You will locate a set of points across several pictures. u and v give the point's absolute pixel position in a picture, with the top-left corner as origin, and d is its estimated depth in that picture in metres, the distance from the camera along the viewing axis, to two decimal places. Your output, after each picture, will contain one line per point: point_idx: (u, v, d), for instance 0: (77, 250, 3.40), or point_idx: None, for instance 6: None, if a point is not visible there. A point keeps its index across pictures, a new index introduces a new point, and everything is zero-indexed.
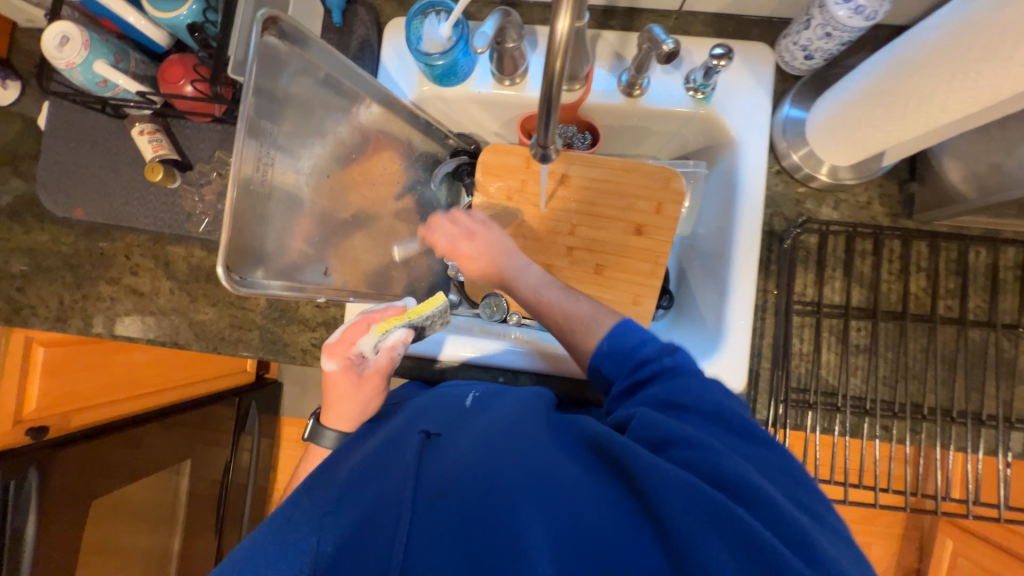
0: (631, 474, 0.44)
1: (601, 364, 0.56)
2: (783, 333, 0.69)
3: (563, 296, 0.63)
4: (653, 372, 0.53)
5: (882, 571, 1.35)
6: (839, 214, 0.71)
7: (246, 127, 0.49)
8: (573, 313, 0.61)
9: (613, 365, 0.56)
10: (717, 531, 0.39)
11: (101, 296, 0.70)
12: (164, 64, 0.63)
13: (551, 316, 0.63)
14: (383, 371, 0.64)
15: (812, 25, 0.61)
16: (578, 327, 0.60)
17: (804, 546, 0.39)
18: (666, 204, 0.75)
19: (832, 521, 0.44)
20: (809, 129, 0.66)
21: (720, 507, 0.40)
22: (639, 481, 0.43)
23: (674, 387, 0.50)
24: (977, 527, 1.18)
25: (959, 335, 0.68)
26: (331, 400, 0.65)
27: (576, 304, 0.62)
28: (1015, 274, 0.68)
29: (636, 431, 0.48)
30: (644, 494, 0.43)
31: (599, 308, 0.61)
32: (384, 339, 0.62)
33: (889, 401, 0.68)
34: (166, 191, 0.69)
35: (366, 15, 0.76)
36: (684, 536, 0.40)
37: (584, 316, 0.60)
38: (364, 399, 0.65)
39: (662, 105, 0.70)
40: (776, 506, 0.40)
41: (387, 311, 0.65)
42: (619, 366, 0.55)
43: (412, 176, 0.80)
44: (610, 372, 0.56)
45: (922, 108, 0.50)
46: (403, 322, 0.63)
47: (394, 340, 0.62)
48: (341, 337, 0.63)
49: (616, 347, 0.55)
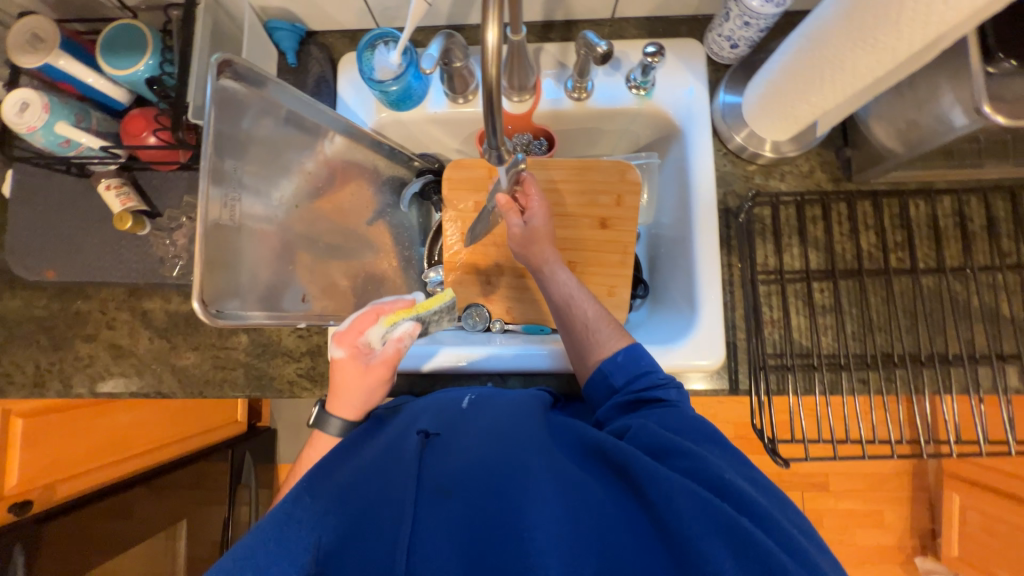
0: (634, 482, 0.47)
1: (607, 371, 0.59)
2: (752, 302, 0.69)
3: (587, 300, 0.65)
4: (655, 390, 0.56)
5: (897, 534, 1.45)
6: (786, 184, 0.73)
7: (208, 173, 0.51)
8: (580, 314, 0.64)
9: (620, 377, 0.58)
10: (722, 538, 0.41)
11: (79, 355, 0.75)
12: (126, 119, 0.67)
13: (575, 316, 0.64)
14: (390, 363, 0.62)
15: (731, 17, 0.66)
16: (596, 332, 0.62)
17: (795, 549, 0.41)
18: (626, 196, 0.76)
19: (807, 529, 0.47)
20: (746, 109, 0.69)
21: (726, 516, 0.42)
22: (644, 488, 0.45)
23: (674, 410, 0.54)
24: (980, 479, 1.28)
25: (914, 283, 0.69)
26: (335, 388, 0.62)
27: (585, 304, 0.65)
28: (955, 221, 0.69)
29: (636, 441, 0.51)
30: (649, 500, 0.45)
31: (603, 313, 0.64)
32: (391, 330, 0.62)
33: (861, 354, 0.68)
34: (138, 243, 0.72)
35: (319, 53, 0.77)
36: (686, 538, 0.42)
37: (601, 322, 0.63)
38: (369, 390, 0.62)
39: (608, 104, 0.75)
40: (771, 515, 0.43)
41: (397, 305, 0.65)
42: (623, 380, 0.58)
43: (383, 201, 0.83)
44: (615, 381, 0.58)
45: (836, 76, 0.53)
46: (411, 316, 0.65)
47: (401, 332, 0.62)
48: (350, 325, 0.61)
49: (629, 361, 0.58)
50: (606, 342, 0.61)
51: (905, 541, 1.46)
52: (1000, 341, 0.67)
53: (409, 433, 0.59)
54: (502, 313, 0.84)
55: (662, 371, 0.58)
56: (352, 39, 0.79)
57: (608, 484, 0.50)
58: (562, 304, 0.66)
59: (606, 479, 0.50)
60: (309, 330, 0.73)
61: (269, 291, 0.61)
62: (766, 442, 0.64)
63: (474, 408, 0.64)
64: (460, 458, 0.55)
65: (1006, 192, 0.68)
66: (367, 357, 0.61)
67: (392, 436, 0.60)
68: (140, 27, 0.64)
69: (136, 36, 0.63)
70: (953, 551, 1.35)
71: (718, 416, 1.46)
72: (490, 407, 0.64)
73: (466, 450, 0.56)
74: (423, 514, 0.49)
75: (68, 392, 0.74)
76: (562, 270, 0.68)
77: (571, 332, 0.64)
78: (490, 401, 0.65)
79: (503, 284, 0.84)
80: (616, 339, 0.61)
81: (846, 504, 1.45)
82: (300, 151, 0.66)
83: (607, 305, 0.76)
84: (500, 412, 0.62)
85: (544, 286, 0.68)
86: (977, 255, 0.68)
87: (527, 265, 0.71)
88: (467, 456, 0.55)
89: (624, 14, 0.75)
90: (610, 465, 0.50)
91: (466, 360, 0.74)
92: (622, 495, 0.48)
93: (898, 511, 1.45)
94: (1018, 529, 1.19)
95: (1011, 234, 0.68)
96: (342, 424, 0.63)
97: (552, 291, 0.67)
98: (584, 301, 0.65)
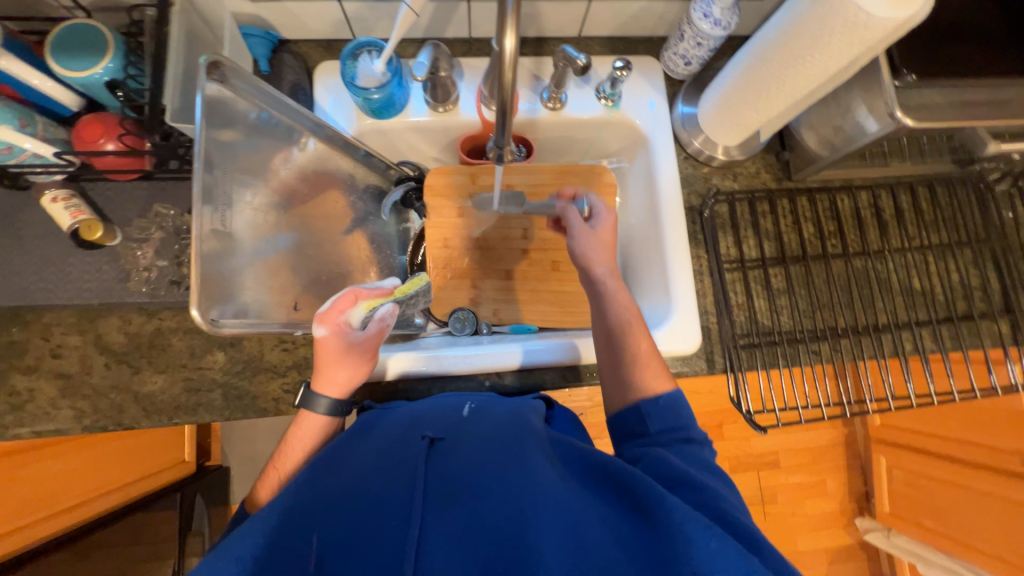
0: (641, 503, 0.47)
1: (643, 410, 0.57)
2: (720, 288, 0.77)
3: (640, 332, 0.63)
4: (692, 445, 0.55)
5: (839, 499, 1.62)
6: (738, 184, 0.83)
7: (200, 192, 0.49)
8: (631, 349, 0.61)
9: (654, 422, 0.56)
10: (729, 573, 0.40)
11: (15, 390, 0.65)
12: (79, 124, 0.61)
13: (625, 345, 0.62)
14: (373, 341, 0.63)
15: (685, 38, 0.74)
16: (642, 369, 0.60)
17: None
18: (602, 197, 0.82)
19: None
20: (702, 119, 0.78)
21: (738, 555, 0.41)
22: (654, 509, 0.45)
23: (701, 458, 0.54)
24: (902, 441, 1.46)
25: (847, 265, 0.80)
26: (320, 365, 0.62)
27: (637, 341, 0.62)
28: (872, 212, 0.82)
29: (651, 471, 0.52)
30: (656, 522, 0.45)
31: (655, 357, 0.62)
32: (373, 313, 0.63)
33: (813, 329, 0.78)
34: (93, 258, 0.66)
35: (293, 62, 0.76)
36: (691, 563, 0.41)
37: (648, 359, 0.61)
38: (353, 365, 0.63)
39: (581, 113, 0.81)
40: (776, 560, 0.43)
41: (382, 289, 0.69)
42: (659, 429, 0.56)
43: (362, 209, 0.82)
44: (651, 426, 0.56)
45: (778, 88, 0.61)
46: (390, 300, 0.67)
47: (383, 314, 0.63)
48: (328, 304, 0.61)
49: (670, 407, 0.57)
50: (649, 382, 0.59)
51: (846, 505, 1.63)
52: (915, 310, 0.79)
53: (410, 439, 0.58)
54: (488, 316, 0.85)
55: (698, 430, 0.57)
56: (327, 48, 0.79)
57: (614, 505, 0.50)
58: (616, 328, 0.63)
59: (611, 501, 0.50)
60: (294, 342, 0.70)
61: (257, 299, 0.58)
62: (744, 412, 0.71)
63: (473, 417, 0.63)
64: (464, 464, 0.54)
65: (907, 188, 0.83)
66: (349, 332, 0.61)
67: (393, 441, 0.59)
68: (98, 27, 0.60)
69: (95, 37, 0.59)
70: (885, 507, 1.53)
71: None
72: (489, 416, 0.63)
73: (470, 456, 0.55)
74: (429, 519, 0.47)
75: (3, 434, 0.65)
76: (623, 291, 0.65)
77: (616, 359, 0.62)
78: (490, 411, 0.65)
79: (488, 287, 0.85)
80: (658, 382, 0.59)
81: (796, 478, 1.59)
82: (278, 159, 0.64)
83: None
84: (500, 419, 0.63)
85: (602, 301, 0.65)
86: (891, 238, 0.82)
87: (578, 265, 0.69)
88: (473, 459, 0.54)
89: (590, 33, 0.83)
90: (617, 486, 0.50)
91: (459, 359, 0.74)
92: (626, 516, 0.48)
93: (838, 478, 1.63)
94: (935, 480, 1.38)
95: (914, 221, 0.82)
96: (331, 402, 0.63)
97: (610, 313, 0.64)
98: (637, 335, 0.62)
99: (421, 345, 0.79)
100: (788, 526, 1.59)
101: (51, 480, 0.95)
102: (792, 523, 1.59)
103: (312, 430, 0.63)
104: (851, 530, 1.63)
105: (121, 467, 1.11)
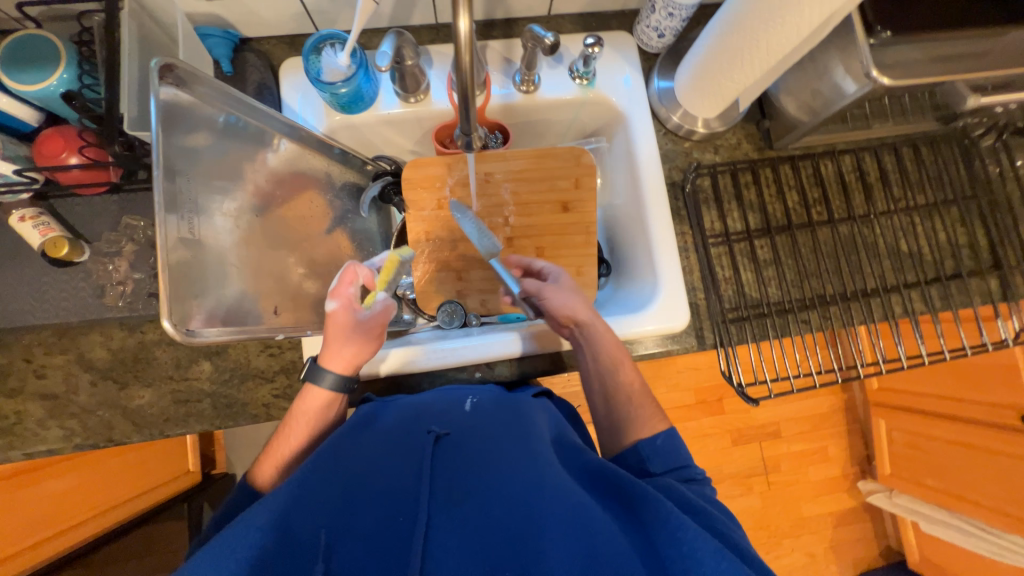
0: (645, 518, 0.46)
1: (646, 453, 0.59)
2: (706, 264, 0.77)
3: (631, 371, 0.66)
4: (694, 483, 0.57)
5: (841, 464, 1.64)
6: (720, 156, 0.82)
7: (163, 201, 0.48)
8: (622, 389, 0.65)
9: (658, 463, 0.58)
10: None
11: (2, 414, 0.65)
12: (39, 140, 0.60)
13: (620, 385, 0.65)
14: (379, 319, 0.63)
15: (657, 10, 0.72)
16: (639, 408, 0.64)
17: None
18: (583, 178, 0.81)
19: None
20: (678, 91, 0.76)
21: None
22: (661, 527, 0.44)
23: (704, 491, 0.56)
24: (900, 403, 1.48)
25: (833, 231, 0.79)
26: (326, 340, 0.61)
27: (626, 381, 0.65)
28: (856, 176, 0.81)
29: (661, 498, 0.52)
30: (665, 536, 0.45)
31: (644, 394, 0.65)
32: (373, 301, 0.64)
33: (802, 298, 0.77)
34: (67, 276, 0.64)
35: (257, 61, 0.74)
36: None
37: (642, 399, 0.65)
38: (361, 342, 0.62)
39: (556, 94, 0.79)
40: None
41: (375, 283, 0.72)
42: (663, 469, 0.57)
43: (341, 207, 0.81)
44: (653, 468, 0.58)
45: (753, 54, 0.60)
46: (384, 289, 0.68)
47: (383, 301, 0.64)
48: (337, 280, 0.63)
49: (667, 447, 0.59)
50: (647, 421, 0.62)
51: (849, 469, 1.65)
52: (903, 273, 0.79)
53: (416, 434, 0.58)
54: (477, 308, 0.84)
55: (697, 467, 0.59)
56: (291, 45, 0.77)
57: (616, 512, 0.49)
58: (610, 368, 0.65)
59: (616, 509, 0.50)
60: (280, 347, 0.70)
61: (238, 305, 0.57)
62: (735, 385, 0.71)
63: (477, 412, 0.63)
64: (470, 462, 0.54)
65: (891, 149, 0.82)
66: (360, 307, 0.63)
67: (397, 438, 0.58)
68: (48, 38, 0.58)
69: (46, 47, 0.57)
70: (886, 469, 1.55)
71: (680, 383, 1.57)
72: (491, 411, 0.63)
73: (475, 454, 0.55)
74: (436, 519, 0.48)
75: None
76: (608, 329, 0.67)
77: (613, 405, 0.64)
78: (493, 405, 0.65)
79: (474, 278, 0.84)
80: (656, 421, 0.62)
81: (797, 446, 1.61)
82: (250, 162, 0.63)
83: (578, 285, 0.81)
84: (505, 415, 0.62)
85: (591, 344, 0.66)
86: (877, 202, 0.81)
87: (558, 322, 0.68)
88: (478, 458, 0.55)
89: (560, 10, 0.81)
90: (621, 496, 0.49)
91: (448, 352, 0.73)
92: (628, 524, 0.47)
93: (839, 443, 1.64)
94: (934, 439, 1.39)
95: (900, 182, 0.81)
96: (336, 376, 0.62)
97: (601, 353, 0.65)
98: (627, 373, 0.65)
99: (411, 340, 0.78)
100: (792, 494, 1.60)
101: (50, 501, 0.94)
102: (796, 491, 1.61)
103: (307, 423, 0.62)
104: (855, 494, 1.65)
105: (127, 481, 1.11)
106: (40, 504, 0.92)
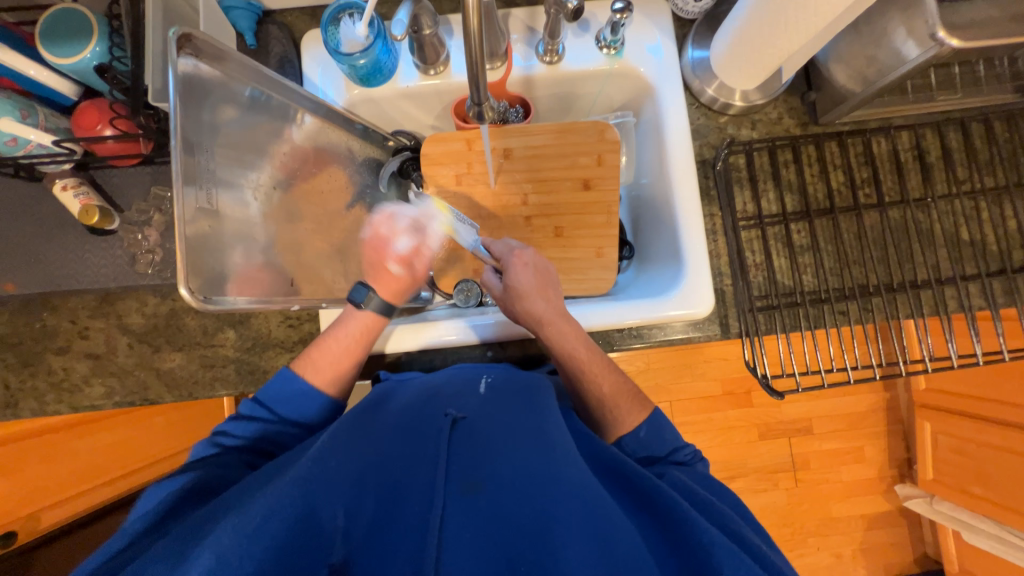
0: (663, 514, 0.47)
1: (629, 446, 0.61)
2: (735, 249, 0.72)
3: (604, 371, 0.64)
4: (684, 464, 0.59)
5: (877, 466, 1.55)
6: (757, 133, 0.76)
7: (182, 174, 0.48)
8: (593, 394, 0.64)
9: (642, 452, 0.60)
10: None
11: (52, 370, 0.70)
12: (77, 112, 0.63)
13: (590, 390, 0.64)
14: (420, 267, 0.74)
15: None
16: (615, 408, 0.63)
17: None
18: (606, 155, 0.77)
19: None
20: (714, 62, 0.70)
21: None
22: (679, 527, 0.46)
23: (707, 478, 0.58)
24: (949, 405, 1.37)
25: (882, 217, 0.73)
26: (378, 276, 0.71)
27: (596, 384, 0.63)
28: (914, 155, 0.74)
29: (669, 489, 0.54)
30: (684, 539, 0.45)
31: (620, 385, 0.64)
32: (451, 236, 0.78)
33: (840, 288, 0.72)
34: (104, 244, 0.68)
35: (279, 33, 0.75)
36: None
37: (618, 397, 0.64)
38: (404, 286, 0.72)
39: (582, 66, 0.76)
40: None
41: (393, 212, 0.77)
42: (662, 450, 0.60)
43: (361, 183, 0.78)
44: (636, 454, 0.61)
45: (799, 17, 0.53)
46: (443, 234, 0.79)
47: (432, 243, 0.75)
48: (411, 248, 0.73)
49: (651, 436, 0.61)
50: (626, 415, 0.62)
51: (885, 472, 1.56)
52: (962, 264, 0.71)
53: (432, 415, 0.56)
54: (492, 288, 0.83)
55: (682, 445, 0.61)
56: (313, 16, 0.77)
57: (632, 510, 0.50)
58: (576, 374, 0.64)
59: (628, 505, 0.50)
60: (299, 318, 0.72)
61: (259, 275, 0.58)
62: (758, 377, 0.66)
63: (494, 395, 0.60)
64: (485, 446, 0.52)
65: (957, 124, 0.73)
66: (422, 254, 0.74)
67: (412, 415, 0.57)
68: (81, 10, 0.59)
69: (80, 20, 0.59)
70: (927, 474, 1.45)
71: (705, 373, 1.52)
72: (507, 393, 0.60)
73: (488, 439, 0.53)
74: (450, 507, 0.47)
75: (45, 410, 0.70)
76: (568, 328, 0.64)
77: (591, 407, 0.65)
78: (509, 384, 0.62)
79: None
80: (635, 411, 0.63)
81: (828, 445, 1.53)
82: (274, 138, 0.63)
83: (597, 267, 0.79)
84: (519, 394, 0.60)
85: (549, 347, 0.65)
86: (936, 185, 0.73)
87: (517, 324, 0.68)
88: (491, 444, 0.53)
89: None
90: (638, 492, 0.50)
91: (460, 331, 0.72)
92: (640, 521, 0.48)
93: (877, 444, 1.55)
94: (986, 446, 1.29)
95: (965, 163, 0.73)
96: (382, 300, 0.67)
97: (562, 358, 0.64)
98: (597, 376, 0.63)
99: (428, 317, 0.78)
100: (820, 492, 1.54)
101: (101, 450, 1.04)
102: (824, 490, 1.54)
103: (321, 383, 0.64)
104: (891, 498, 1.56)
105: (184, 433, 1.18)
106: (86, 456, 1.01)
